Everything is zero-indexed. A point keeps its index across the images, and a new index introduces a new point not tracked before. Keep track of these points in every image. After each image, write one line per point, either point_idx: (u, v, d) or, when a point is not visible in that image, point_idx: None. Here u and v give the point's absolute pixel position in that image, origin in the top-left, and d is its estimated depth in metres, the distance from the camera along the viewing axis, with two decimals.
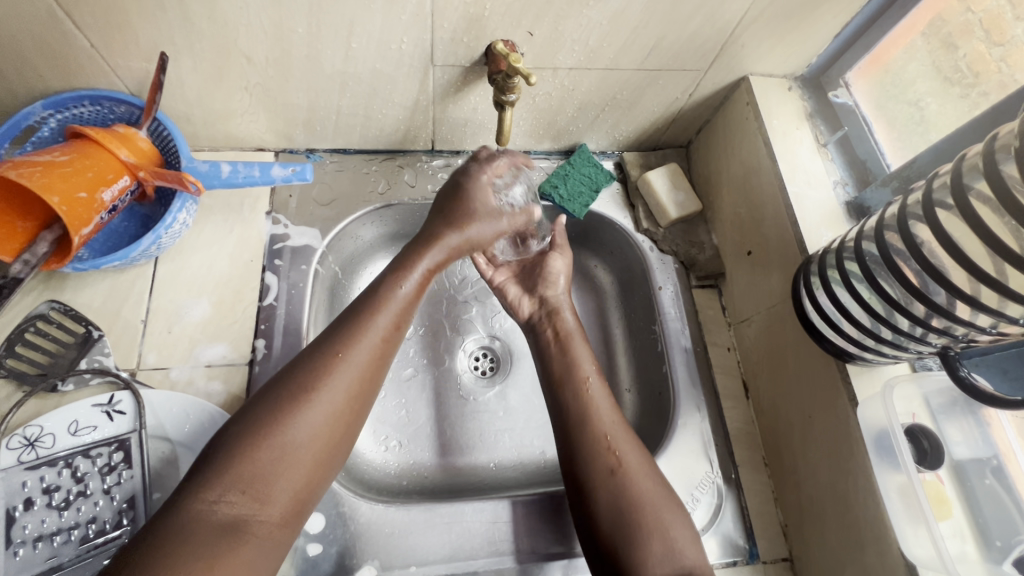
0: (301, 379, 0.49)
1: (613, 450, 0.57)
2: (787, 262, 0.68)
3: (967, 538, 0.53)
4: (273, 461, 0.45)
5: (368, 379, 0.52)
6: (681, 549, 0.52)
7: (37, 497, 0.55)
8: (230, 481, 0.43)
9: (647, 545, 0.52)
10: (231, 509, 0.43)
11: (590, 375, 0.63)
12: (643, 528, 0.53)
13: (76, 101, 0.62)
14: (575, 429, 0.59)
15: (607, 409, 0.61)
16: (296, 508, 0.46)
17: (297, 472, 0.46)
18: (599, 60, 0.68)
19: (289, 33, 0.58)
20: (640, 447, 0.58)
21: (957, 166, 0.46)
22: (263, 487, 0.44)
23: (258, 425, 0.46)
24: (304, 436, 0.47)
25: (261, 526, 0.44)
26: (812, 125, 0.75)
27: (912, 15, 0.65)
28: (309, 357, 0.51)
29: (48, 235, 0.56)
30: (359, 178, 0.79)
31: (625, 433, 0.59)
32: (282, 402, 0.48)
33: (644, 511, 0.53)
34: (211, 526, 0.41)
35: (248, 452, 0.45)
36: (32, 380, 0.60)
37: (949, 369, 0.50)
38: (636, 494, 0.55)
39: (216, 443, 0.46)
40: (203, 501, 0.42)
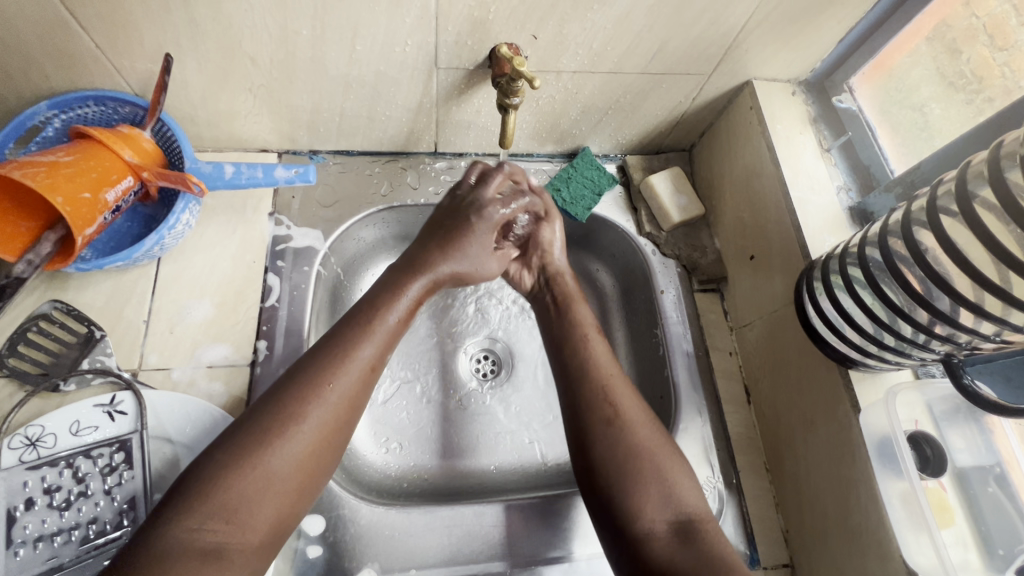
0: (284, 405, 0.48)
1: (611, 399, 0.56)
2: (789, 267, 0.68)
3: (969, 546, 0.52)
4: (254, 490, 0.45)
5: (352, 405, 0.51)
6: (679, 495, 0.52)
7: (38, 497, 0.55)
8: (211, 510, 0.43)
9: (642, 495, 0.51)
10: (211, 537, 0.43)
11: (590, 331, 0.63)
12: (640, 480, 0.52)
13: (81, 101, 0.62)
14: (575, 380, 0.59)
15: (605, 358, 0.60)
16: (273, 531, 0.46)
17: (277, 497, 0.46)
18: (603, 64, 0.68)
19: (293, 36, 0.58)
20: (638, 398, 0.58)
21: (962, 172, 0.46)
22: (243, 516, 0.44)
23: (239, 453, 0.46)
24: (285, 464, 0.46)
25: (239, 552, 0.44)
26: (815, 130, 0.74)
27: (916, 20, 0.65)
28: (293, 384, 0.49)
29: (52, 235, 0.57)
30: (362, 179, 0.79)
31: (625, 384, 0.58)
32: (264, 430, 0.47)
33: (642, 459, 0.53)
34: (191, 555, 0.41)
35: (229, 481, 0.44)
36: (34, 379, 0.60)
37: (952, 377, 0.50)
38: (632, 443, 0.54)
39: (198, 464, 0.46)
40: (183, 529, 0.42)
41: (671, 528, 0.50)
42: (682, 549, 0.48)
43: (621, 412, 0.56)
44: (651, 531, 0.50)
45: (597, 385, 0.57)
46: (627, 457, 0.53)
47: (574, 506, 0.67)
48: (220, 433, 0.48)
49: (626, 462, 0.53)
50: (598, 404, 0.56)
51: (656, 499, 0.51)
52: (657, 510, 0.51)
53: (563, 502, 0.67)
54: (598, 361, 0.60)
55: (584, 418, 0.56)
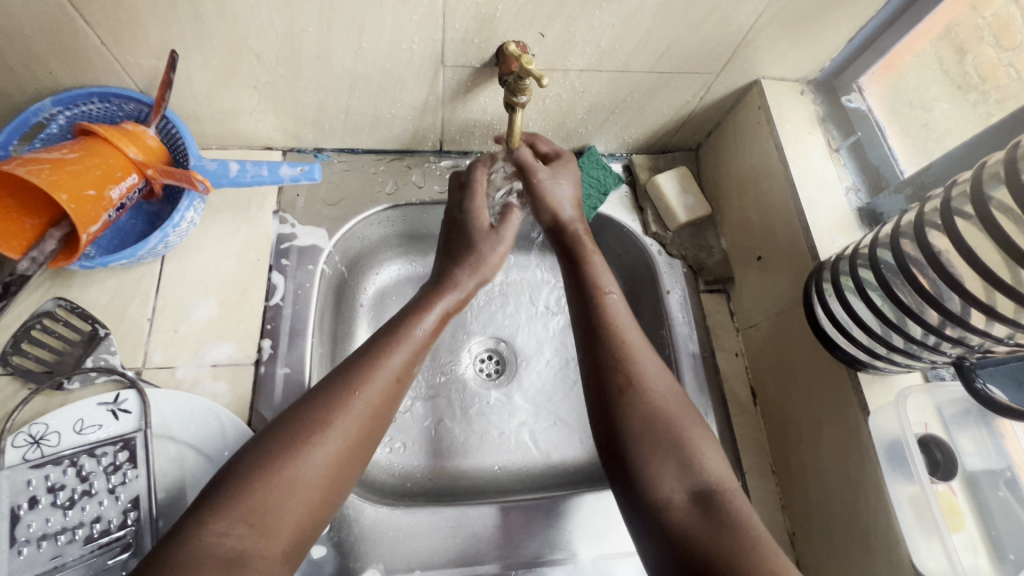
0: (310, 413, 0.48)
1: (625, 365, 0.54)
2: (797, 268, 0.68)
3: (980, 550, 0.52)
4: (282, 493, 0.44)
5: (379, 414, 0.51)
6: (700, 463, 0.49)
7: (41, 496, 0.54)
8: (237, 514, 0.42)
9: (660, 466, 0.49)
10: (235, 542, 0.41)
11: (610, 292, 0.61)
12: (660, 450, 0.50)
13: (85, 98, 0.62)
14: (592, 347, 0.57)
15: (628, 323, 0.58)
16: (298, 542, 0.44)
17: (303, 502, 0.45)
18: (611, 62, 0.67)
19: (300, 33, 0.58)
20: (657, 360, 0.56)
21: (977, 173, 0.45)
22: (270, 520, 0.42)
23: (267, 461, 0.45)
24: (312, 471, 0.46)
25: (264, 562, 0.41)
26: (823, 130, 0.74)
27: (927, 20, 0.64)
28: (322, 393, 0.50)
29: (57, 232, 0.56)
30: (367, 178, 0.78)
31: (641, 347, 0.56)
32: (291, 437, 0.46)
33: (658, 426, 0.51)
34: (213, 562, 0.39)
35: (255, 485, 0.43)
36: (38, 377, 0.60)
37: (964, 380, 0.50)
38: (649, 410, 0.52)
39: (223, 475, 0.45)
40: (210, 534, 0.40)
41: (690, 495, 0.47)
42: (701, 518, 0.46)
43: (638, 376, 0.54)
44: (671, 502, 0.47)
45: (614, 351, 0.55)
46: (646, 426, 0.51)
47: (579, 507, 0.66)
48: (244, 446, 0.47)
49: (646, 431, 0.50)
50: (614, 372, 0.54)
51: (673, 466, 0.49)
52: (675, 478, 0.48)
53: (568, 503, 0.67)
54: (620, 323, 0.58)
55: (603, 389, 0.54)
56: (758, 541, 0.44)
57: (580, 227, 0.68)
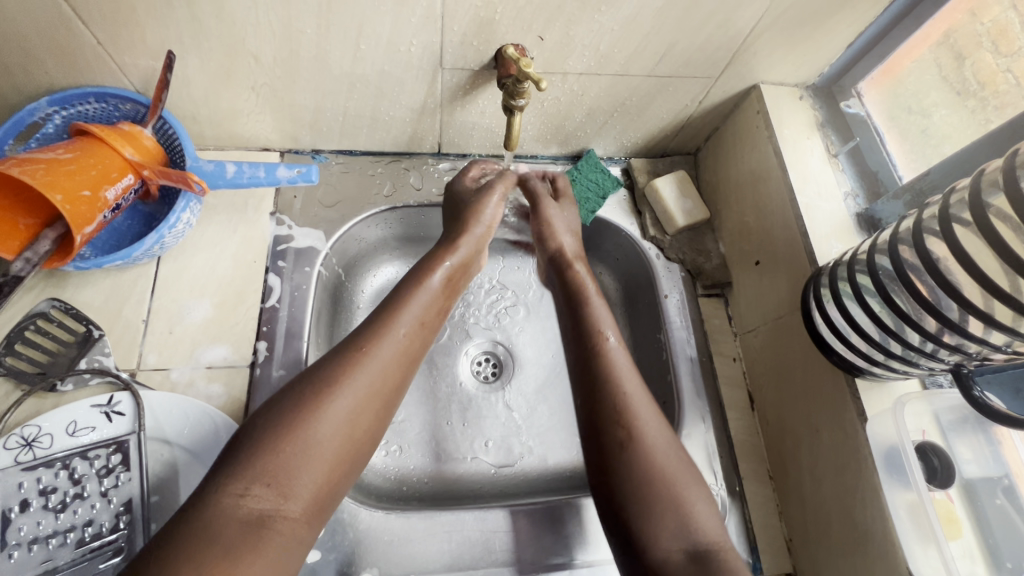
0: (318, 384, 0.48)
1: (630, 422, 0.54)
2: (795, 273, 0.68)
3: (977, 558, 0.52)
4: (297, 455, 0.44)
5: (388, 377, 0.52)
6: (697, 523, 0.50)
7: (33, 498, 0.54)
8: (256, 473, 0.42)
9: (658, 518, 0.50)
10: (255, 504, 0.41)
11: (612, 338, 0.60)
12: (657, 501, 0.50)
13: (82, 97, 0.62)
14: (591, 388, 0.57)
15: (626, 367, 0.58)
16: (318, 504, 0.45)
17: (321, 467, 0.45)
18: (610, 66, 0.67)
19: (297, 34, 0.58)
20: (657, 417, 0.55)
21: (975, 181, 0.45)
22: (289, 481, 0.43)
23: (280, 425, 0.45)
24: (329, 432, 0.46)
25: (286, 524, 0.42)
26: (823, 135, 0.74)
27: (926, 26, 0.64)
28: (330, 363, 0.50)
29: (51, 233, 0.56)
30: (365, 180, 0.78)
31: (645, 397, 0.56)
32: (305, 398, 0.47)
33: (657, 484, 0.51)
34: (235, 522, 0.40)
35: (272, 448, 0.44)
36: (31, 379, 0.59)
37: (962, 388, 0.49)
38: (649, 465, 0.52)
39: (238, 440, 0.45)
40: (229, 495, 0.41)
41: (687, 551, 0.48)
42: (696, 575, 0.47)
43: (636, 417, 0.54)
44: (667, 557, 0.48)
45: (618, 397, 0.55)
46: (647, 480, 0.51)
47: (576, 512, 0.66)
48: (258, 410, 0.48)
49: (649, 482, 0.51)
50: (616, 420, 0.54)
51: (671, 522, 0.50)
52: (671, 535, 0.49)
53: (564, 508, 0.66)
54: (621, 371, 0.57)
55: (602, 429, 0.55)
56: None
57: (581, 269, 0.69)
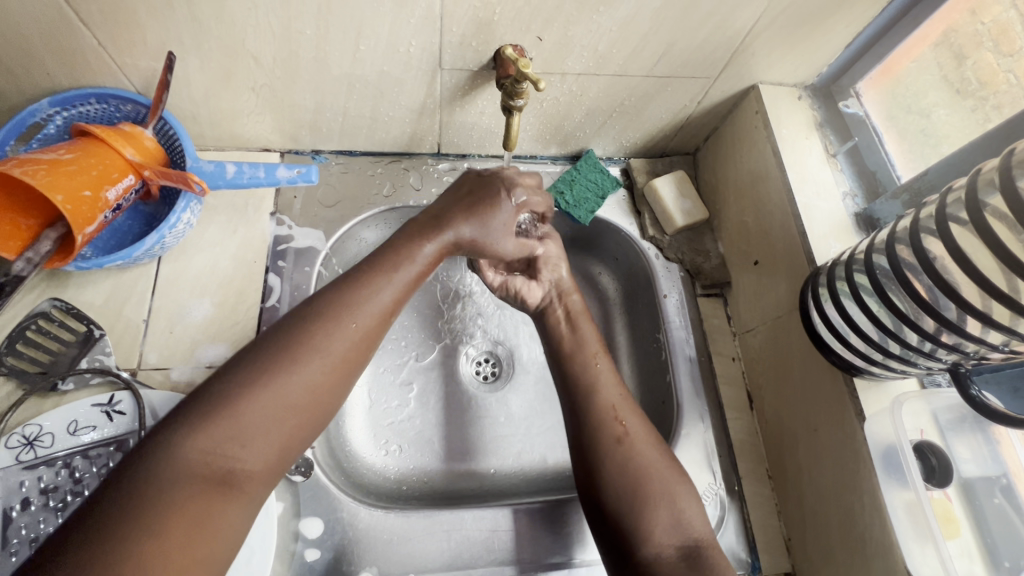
0: (290, 340, 0.45)
1: (619, 419, 0.57)
2: (794, 273, 0.68)
3: (975, 557, 0.52)
4: (265, 416, 0.42)
5: (365, 337, 0.49)
6: (686, 520, 0.52)
7: (34, 497, 0.55)
8: (220, 432, 0.41)
9: (650, 515, 0.52)
10: (221, 462, 0.40)
11: (598, 349, 0.63)
12: (650, 500, 0.53)
13: (83, 98, 0.62)
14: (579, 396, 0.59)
15: (610, 375, 0.61)
16: (281, 461, 0.44)
17: (287, 428, 0.44)
18: (608, 67, 0.67)
19: (297, 35, 0.58)
20: (644, 425, 0.58)
21: (972, 180, 0.46)
22: (256, 441, 0.42)
23: (248, 380, 0.43)
24: (297, 392, 0.44)
25: (248, 481, 0.42)
26: (821, 135, 0.74)
27: (924, 26, 0.64)
28: (310, 316, 0.47)
29: (52, 233, 0.56)
30: (365, 180, 0.78)
31: (631, 406, 0.59)
32: (276, 353, 0.44)
33: (647, 482, 0.53)
34: (195, 479, 0.39)
35: (240, 406, 0.42)
36: (32, 378, 0.59)
37: (960, 387, 0.50)
38: (637, 466, 0.54)
39: (203, 388, 0.43)
40: (192, 452, 0.39)
41: (677, 548, 0.51)
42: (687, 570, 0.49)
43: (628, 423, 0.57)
44: (660, 553, 0.51)
45: (606, 404, 0.58)
46: (634, 479, 0.54)
47: (574, 511, 0.66)
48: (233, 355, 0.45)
49: (637, 481, 0.53)
50: (605, 424, 0.57)
51: (667, 520, 0.52)
52: (667, 531, 0.51)
53: (562, 508, 0.66)
54: (602, 379, 0.60)
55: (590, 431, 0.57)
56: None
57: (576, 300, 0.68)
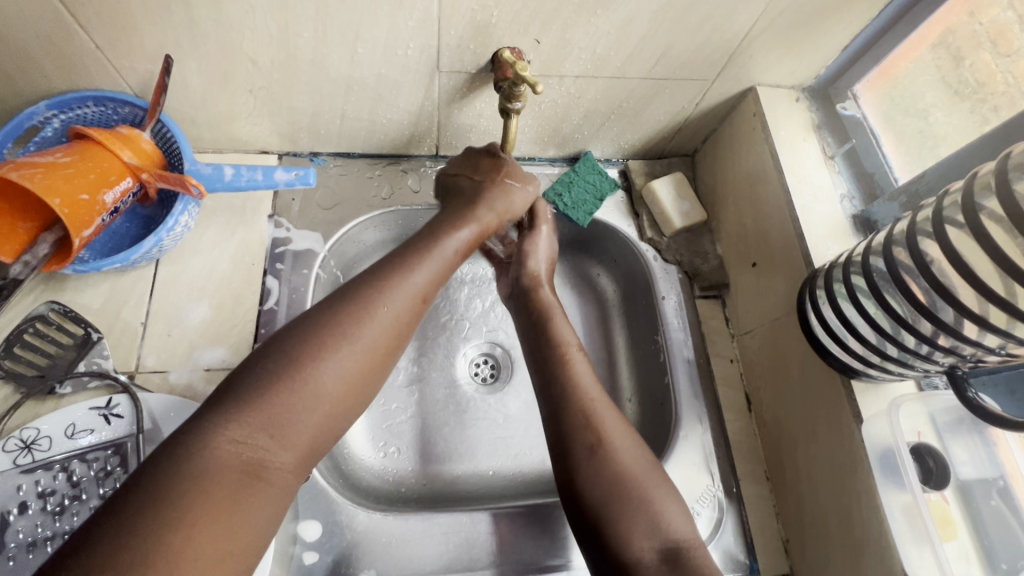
0: (322, 330, 0.46)
1: (591, 424, 0.54)
2: (792, 274, 0.68)
3: (972, 559, 0.52)
4: (301, 405, 0.43)
5: (399, 327, 0.49)
6: (668, 523, 0.50)
7: (32, 501, 0.55)
8: (256, 421, 0.41)
9: (629, 521, 0.50)
10: (252, 453, 0.40)
11: (572, 348, 0.62)
12: (629, 503, 0.50)
13: (80, 101, 0.62)
14: (557, 399, 0.57)
15: (588, 377, 0.59)
16: (311, 453, 0.44)
17: (320, 417, 0.44)
18: (606, 69, 0.67)
19: (295, 37, 0.58)
20: (623, 426, 0.55)
21: (968, 183, 0.46)
22: (290, 433, 0.42)
23: (283, 368, 0.43)
24: (333, 381, 0.44)
25: (278, 474, 0.41)
26: (819, 137, 0.74)
27: (921, 28, 0.65)
28: (342, 303, 0.48)
29: (50, 236, 0.56)
30: (362, 182, 0.78)
31: (607, 404, 0.57)
32: (314, 342, 0.45)
33: (626, 486, 0.51)
34: (229, 470, 0.39)
35: (275, 395, 0.42)
36: (30, 381, 0.59)
37: (957, 390, 0.50)
38: (615, 471, 0.52)
39: (235, 379, 0.43)
40: (227, 442, 0.39)
41: (659, 551, 0.49)
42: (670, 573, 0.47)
43: (604, 425, 0.54)
44: (641, 557, 0.48)
45: (581, 402, 0.56)
46: (614, 484, 0.51)
47: None
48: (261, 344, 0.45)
49: (616, 485, 0.51)
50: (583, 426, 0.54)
51: (646, 523, 0.50)
52: (646, 534, 0.49)
53: (560, 510, 0.66)
54: (582, 380, 0.58)
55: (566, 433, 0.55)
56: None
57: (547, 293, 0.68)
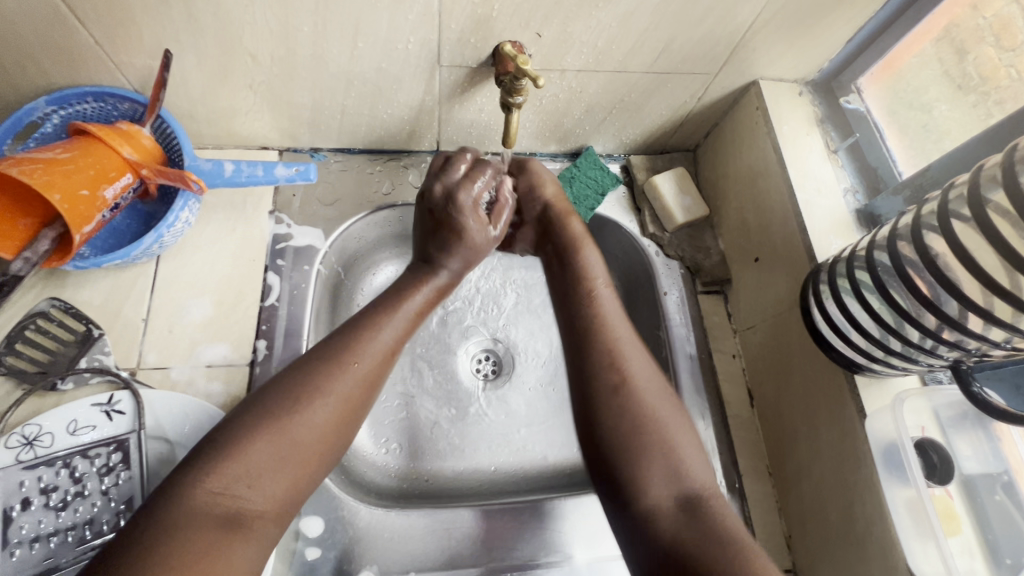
0: (293, 386, 0.48)
1: (615, 365, 0.54)
2: (795, 269, 0.67)
3: (976, 555, 0.52)
4: (275, 458, 0.44)
5: (372, 381, 0.52)
6: (687, 469, 0.49)
7: (34, 497, 0.54)
8: (231, 473, 0.43)
9: (648, 463, 0.49)
10: (229, 502, 0.42)
11: (600, 285, 0.61)
12: (648, 451, 0.50)
13: (79, 97, 0.62)
14: (583, 340, 0.56)
15: (615, 316, 0.58)
16: (292, 501, 0.46)
17: (299, 467, 0.46)
18: (608, 63, 0.67)
19: (295, 32, 0.57)
20: (646, 362, 0.55)
21: (974, 176, 0.45)
22: (265, 483, 0.44)
23: (259, 421, 0.45)
24: (306, 432, 0.46)
25: (259, 521, 0.43)
26: (822, 131, 0.74)
27: (925, 21, 0.64)
28: (315, 360, 0.50)
29: (50, 232, 0.56)
30: (363, 178, 0.78)
31: (636, 345, 0.56)
32: (289, 397, 0.47)
33: (647, 429, 0.50)
34: (208, 520, 0.40)
35: (249, 447, 0.44)
36: (32, 377, 0.59)
37: (961, 384, 0.50)
38: (639, 411, 0.51)
39: (213, 435, 0.45)
40: (204, 493, 0.41)
41: (678, 503, 0.47)
42: (687, 524, 0.46)
43: (628, 367, 0.54)
44: (659, 506, 0.47)
45: (609, 336, 0.56)
46: (637, 427, 0.51)
47: (575, 509, 0.66)
48: (235, 406, 0.48)
49: (639, 427, 0.51)
50: (608, 371, 0.54)
51: (663, 472, 0.49)
52: (663, 483, 0.48)
53: (563, 506, 0.66)
54: (612, 323, 0.57)
55: (589, 378, 0.54)
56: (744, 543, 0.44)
57: (576, 227, 0.67)
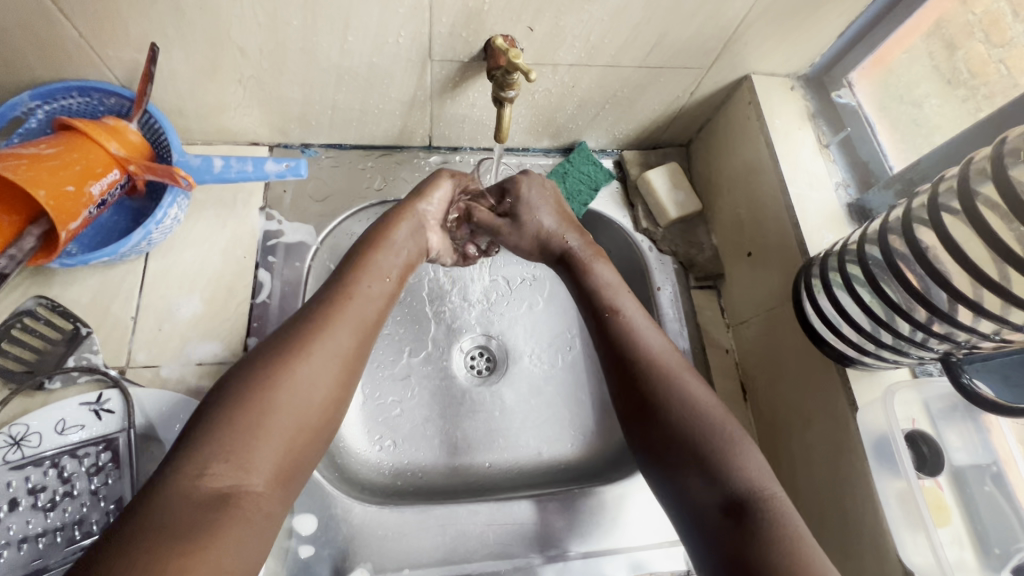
0: (261, 365, 0.47)
1: (656, 370, 0.54)
2: (786, 263, 0.68)
3: (966, 545, 0.52)
4: (253, 430, 0.44)
5: (349, 351, 0.52)
6: (727, 470, 0.48)
7: (22, 498, 0.54)
8: (213, 451, 0.42)
9: (686, 471, 0.49)
10: (216, 482, 0.41)
11: (622, 300, 0.60)
12: (685, 456, 0.50)
13: (64, 92, 0.61)
14: (614, 358, 0.57)
15: (643, 323, 0.58)
16: (283, 475, 0.45)
17: (281, 438, 0.45)
18: (600, 57, 0.67)
19: (283, 25, 0.57)
20: (687, 368, 0.55)
21: (964, 169, 0.45)
22: (247, 455, 0.43)
23: (234, 399, 0.45)
24: (282, 403, 0.46)
25: (252, 498, 0.42)
26: (814, 126, 0.74)
27: (917, 15, 0.64)
28: (282, 338, 0.50)
29: (35, 230, 0.55)
30: (355, 174, 0.77)
31: (678, 357, 0.56)
32: (259, 371, 0.47)
33: (683, 440, 0.50)
34: (196, 501, 0.40)
35: (229, 422, 0.44)
36: (19, 377, 0.58)
37: (951, 376, 0.51)
38: (690, 412, 0.51)
39: (192, 427, 0.44)
40: (187, 475, 0.41)
41: (721, 504, 0.47)
42: (732, 525, 0.45)
43: (655, 367, 0.54)
44: (703, 510, 0.47)
45: (644, 348, 0.56)
46: (672, 434, 0.51)
47: (570, 506, 0.66)
48: (205, 399, 0.47)
49: (679, 434, 0.50)
50: (636, 383, 0.54)
51: (704, 479, 0.48)
52: (704, 487, 0.48)
53: (558, 502, 0.66)
54: (643, 335, 0.57)
55: (627, 392, 0.55)
56: (795, 538, 0.43)
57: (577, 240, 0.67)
